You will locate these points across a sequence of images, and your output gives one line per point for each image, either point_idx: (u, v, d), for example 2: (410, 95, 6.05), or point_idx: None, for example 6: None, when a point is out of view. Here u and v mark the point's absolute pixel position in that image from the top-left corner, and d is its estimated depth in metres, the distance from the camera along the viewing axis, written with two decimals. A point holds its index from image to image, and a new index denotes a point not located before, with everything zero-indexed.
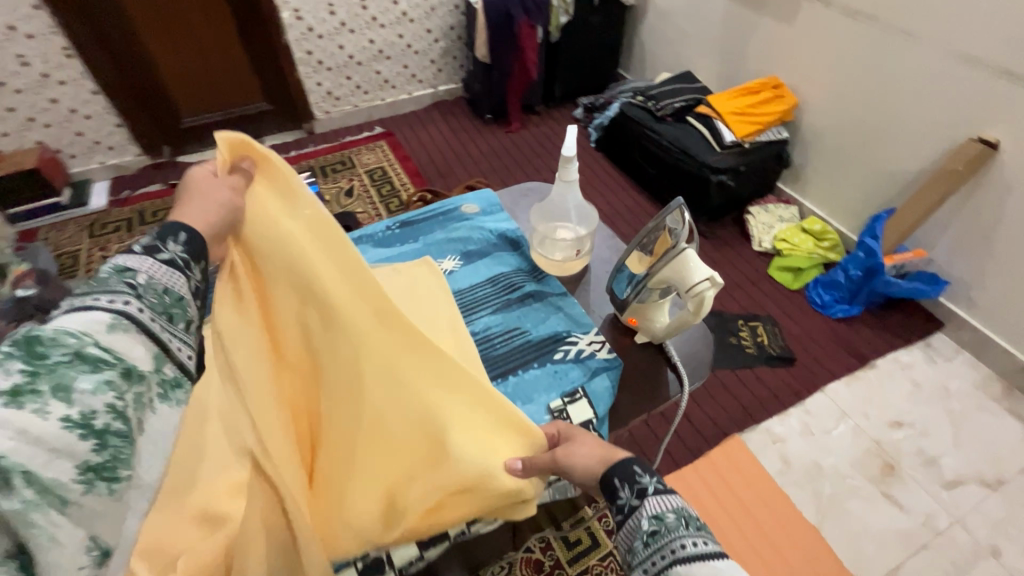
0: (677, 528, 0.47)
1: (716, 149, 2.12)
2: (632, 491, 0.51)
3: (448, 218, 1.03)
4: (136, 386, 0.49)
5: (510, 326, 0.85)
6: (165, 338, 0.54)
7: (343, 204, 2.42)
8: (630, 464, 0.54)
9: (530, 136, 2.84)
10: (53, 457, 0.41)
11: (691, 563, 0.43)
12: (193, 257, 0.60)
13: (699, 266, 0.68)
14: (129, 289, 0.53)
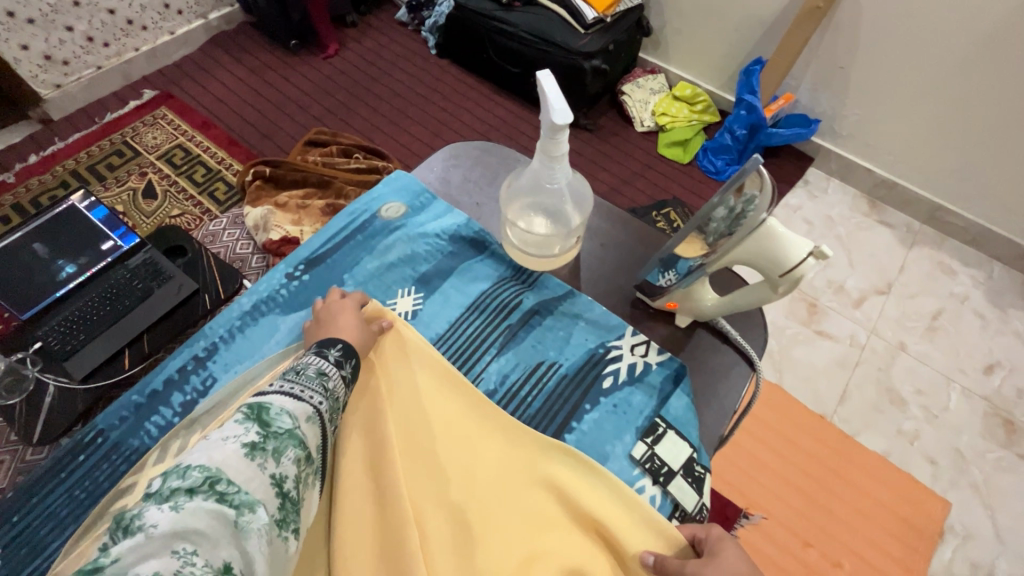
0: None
1: (580, 31, 1.89)
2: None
3: (372, 235, 0.84)
4: (308, 472, 0.57)
5: (533, 365, 0.74)
6: (326, 424, 0.62)
7: (147, 211, 1.80)
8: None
9: (355, 57, 2.31)
10: (262, 506, 0.50)
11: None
12: (352, 370, 0.67)
13: (790, 238, 0.55)
14: (315, 386, 0.62)
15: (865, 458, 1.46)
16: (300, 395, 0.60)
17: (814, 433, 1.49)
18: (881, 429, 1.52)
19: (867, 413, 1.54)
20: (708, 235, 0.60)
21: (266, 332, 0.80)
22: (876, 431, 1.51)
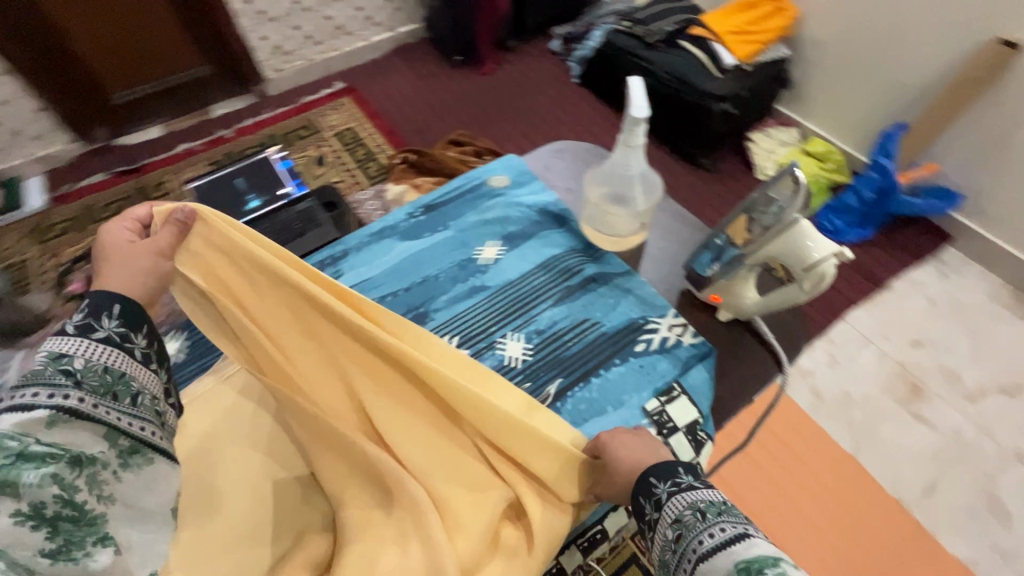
0: (693, 525, 0.51)
1: (715, 75, 1.98)
2: (654, 503, 0.56)
3: (476, 195, 0.90)
4: (92, 464, 0.57)
5: (579, 320, 0.76)
6: (109, 416, 0.61)
7: (315, 174, 2.20)
8: (668, 465, 0.59)
9: (507, 76, 2.61)
10: (16, 544, 0.49)
11: (711, 550, 0.47)
12: (130, 329, 0.68)
13: (818, 238, 0.62)
14: (68, 381, 0.60)
15: (941, 561, 1.32)
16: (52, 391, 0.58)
17: (884, 517, 1.38)
18: (969, 537, 1.35)
19: (955, 516, 1.38)
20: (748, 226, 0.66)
21: (379, 252, 0.84)
22: (962, 538, 1.35)
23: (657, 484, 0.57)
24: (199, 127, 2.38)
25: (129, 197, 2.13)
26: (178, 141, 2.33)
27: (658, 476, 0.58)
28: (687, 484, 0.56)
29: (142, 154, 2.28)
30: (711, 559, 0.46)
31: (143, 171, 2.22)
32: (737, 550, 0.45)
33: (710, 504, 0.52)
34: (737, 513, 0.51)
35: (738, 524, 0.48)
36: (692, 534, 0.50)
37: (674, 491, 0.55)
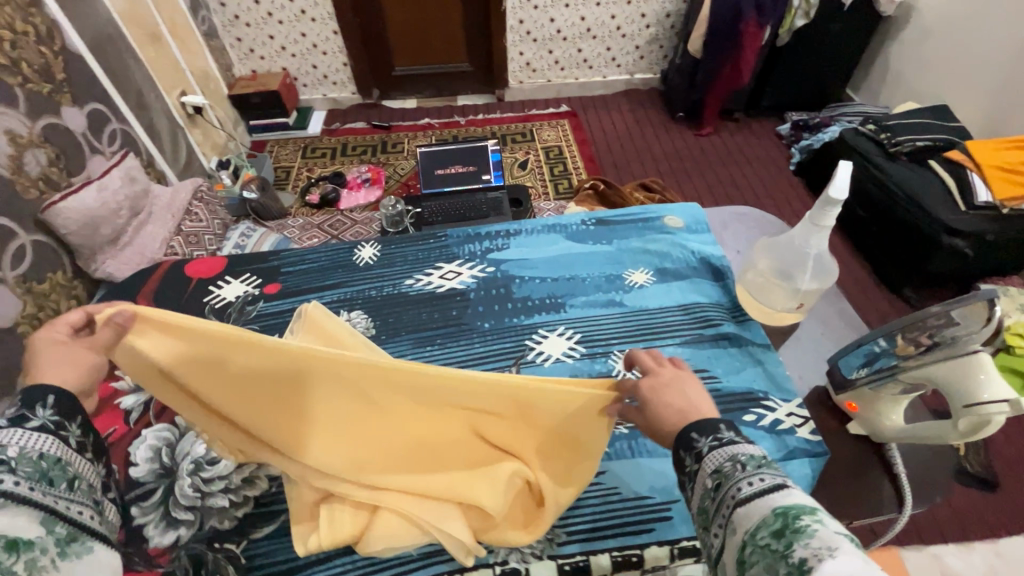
0: (733, 473, 0.49)
1: (960, 207, 1.74)
2: (694, 455, 0.53)
3: (647, 227, 0.96)
4: (26, 549, 0.47)
5: (698, 366, 0.76)
6: (49, 502, 0.51)
7: (514, 175, 2.45)
8: (705, 418, 0.55)
9: (721, 143, 2.61)
10: None
11: (748, 499, 0.46)
12: (66, 417, 0.57)
13: (990, 381, 0.63)
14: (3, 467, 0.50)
15: None
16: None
17: None
18: None
19: None
20: (918, 341, 0.67)
21: (544, 241, 0.94)
22: None
23: (698, 437, 0.54)
24: (442, 109, 2.83)
25: (372, 146, 2.62)
26: (423, 115, 2.79)
27: (701, 428, 0.54)
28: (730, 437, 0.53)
29: (394, 117, 2.79)
30: (748, 505, 0.45)
31: (390, 130, 2.71)
32: (772, 498, 0.44)
33: (753, 457, 0.50)
34: (776, 467, 0.49)
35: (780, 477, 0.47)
36: (731, 482, 0.48)
37: (718, 444, 0.52)
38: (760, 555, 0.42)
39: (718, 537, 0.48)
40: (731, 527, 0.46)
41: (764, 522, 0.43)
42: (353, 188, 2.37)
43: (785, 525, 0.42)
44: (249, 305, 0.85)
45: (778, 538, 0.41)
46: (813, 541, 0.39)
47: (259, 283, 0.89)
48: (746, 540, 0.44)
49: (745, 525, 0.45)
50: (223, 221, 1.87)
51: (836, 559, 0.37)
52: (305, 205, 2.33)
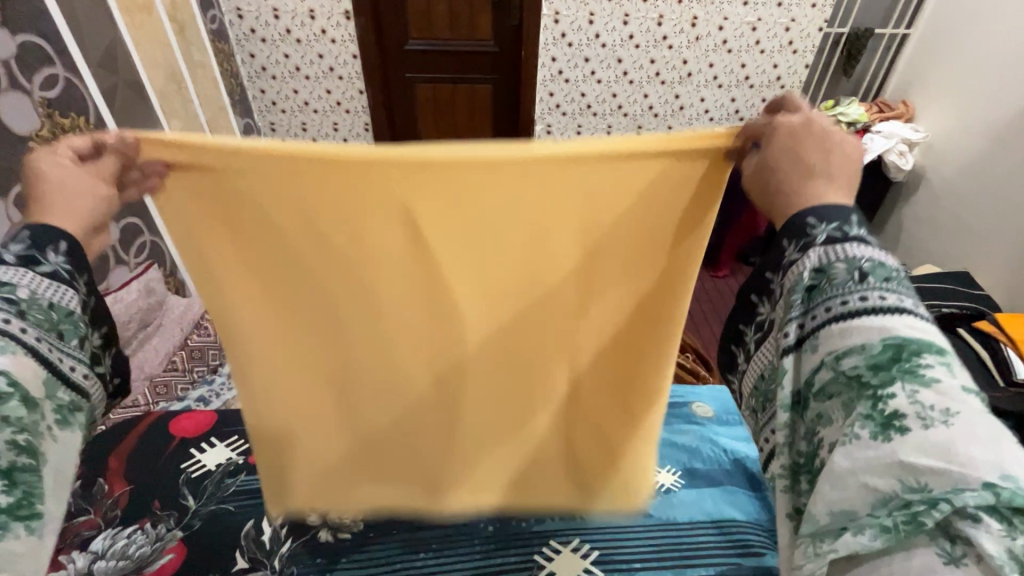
0: (845, 280, 0.49)
1: (999, 383, 1.64)
2: (801, 242, 0.52)
3: (673, 414, 0.90)
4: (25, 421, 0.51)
5: None
6: (50, 356, 0.55)
7: None
8: (835, 207, 0.52)
9: (738, 287, 2.62)
10: None
11: (851, 318, 0.48)
12: (75, 269, 0.59)
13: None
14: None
15: None
16: (93, 335, 0.62)
17: None
18: None
19: None
20: None
21: None
22: None
23: (818, 224, 0.51)
24: None
25: None
26: None
27: (823, 216, 0.51)
28: (854, 235, 0.50)
29: None
30: (850, 326, 0.48)
31: None
32: (883, 330, 0.46)
33: (877, 265, 0.49)
34: (897, 283, 0.49)
35: (897, 295, 0.48)
36: (843, 292, 0.49)
37: (835, 237, 0.50)
38: (849, 395, 0.47)
39: (797, 333, 0.51)
40: (813, 339, 0.50)
41: (855, 353, 0.47)
42: None
43: (894, 363, 0.45)
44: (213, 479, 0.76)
45: (875, 378, 0.46)
46: (926, 410, 0.43)
47: (246, 449, 0.81)
48: (829, 364, 0.49)
49: (835, 346, 0.48)
50: None
51: (951, 436, 0.42)
52: None
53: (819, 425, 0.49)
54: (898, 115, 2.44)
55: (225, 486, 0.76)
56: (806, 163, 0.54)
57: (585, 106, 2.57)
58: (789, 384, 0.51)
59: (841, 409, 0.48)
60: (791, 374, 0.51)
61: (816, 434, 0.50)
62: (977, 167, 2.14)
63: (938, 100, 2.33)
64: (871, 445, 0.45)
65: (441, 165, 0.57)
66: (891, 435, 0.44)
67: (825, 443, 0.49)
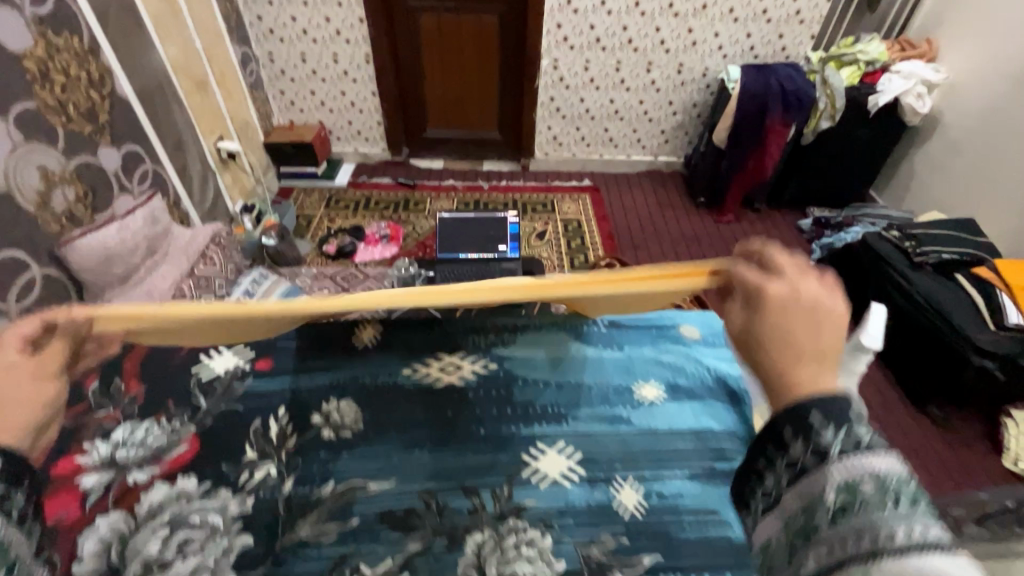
0: (878, 503, 0.39)
1: (989, 326, 1.69)
2: (815, 455, 0.44)
3: (662, 335, 0.92)
4: None
5: (708, 509, 0.74)
6: None
7: (530, 245, 2.44)
8: (838, 395, 0.46)
9: (742, 233, 2.61)
10: None
11: (897, 552, 0.36)
12: None
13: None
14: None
15: None
16: None
17: None
18: None
19: None
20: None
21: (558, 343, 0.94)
22: None
23: (826, 429, 0.44)
24: (468, 173, 2.89)
25: (396, 202, 2.67)
26: (448, 177, 2.85)
27: (828, 418, 0.45)
28: (870, 444, 0.43)
29: (420, 176, 2.86)
30: (885, 553, 0.36)
31: (414, 188, 2.76)
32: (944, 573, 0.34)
33: (903, 484, 0.40)
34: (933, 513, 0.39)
35: (934, 527, 0.37)
36: (868, 512, 0.39)
37: (849, 449, 0.43)
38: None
39: (821, 561, 0.40)
40: (851, 563, 0.38)
41: None
42: (371, 242, 2.39)
43: None
44: (237, 382, 0.84)
45: None
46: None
47: (251, 356, 0.88)
48: None
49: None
50: (236, 266, 1.87)
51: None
52: (321, 254, 2.35)
53: None
54: (921, 53, 2.33)
55: (234, 389, 0.83)
56: (794, 348, 0.51)
57: (594, 39, 2.48)
58: None
59: None
60: None
61: None
62: (996, 112, 2.07)
63: (964, 37, 2.22)
64: None
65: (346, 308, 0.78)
66: None
67: None
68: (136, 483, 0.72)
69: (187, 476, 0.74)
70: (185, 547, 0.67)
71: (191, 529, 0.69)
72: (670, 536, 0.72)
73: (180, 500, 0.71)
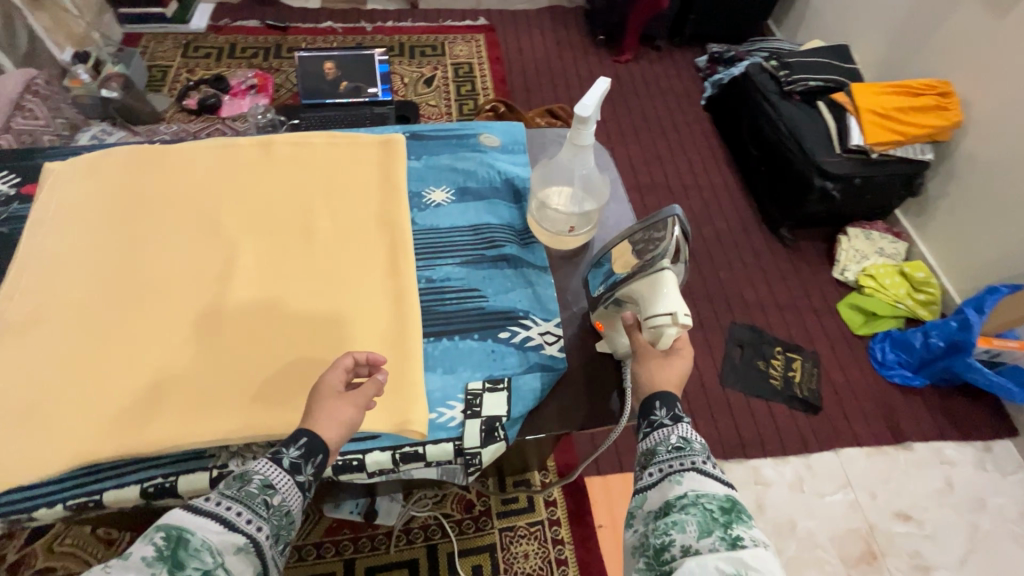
0: (699, 450, 0.54)
1: (835, 150, 1.81)
2: (668, 408, 0.58)
3: (461, 143, 0.92)
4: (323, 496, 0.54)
5: (470, 287, 0.76)
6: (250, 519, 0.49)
7: (417, 93, 2.30)
8: (671, 393, 0.59)
9: (638, 73, 2.55)
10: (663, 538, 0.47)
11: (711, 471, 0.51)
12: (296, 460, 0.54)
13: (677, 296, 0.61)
14: (263, 513, 0.50)
15: None
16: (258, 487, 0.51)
17: None
18: None
19: None
20: (851, 256, 1.92)
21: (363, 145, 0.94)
22: None
23: (662, 404, 0.59)
24: (348, 13, 2.58)
25: (265, 49, 2.39)
26: (325, 18, 2.54)
27: (665, 401, 0.59)
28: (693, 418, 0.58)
29: (293, 18, 2.53)
30: (707, 476, 0.51)
31: (285, 32, 2.46)
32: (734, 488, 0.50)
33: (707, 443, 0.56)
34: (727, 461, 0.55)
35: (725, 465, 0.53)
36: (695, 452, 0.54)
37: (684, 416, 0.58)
38: (701, 514, 0.47)
39: (658, 473, 0.53)
40: (677, 475, 0.52)
41: (714, 496, 0.49)
42: (237, 95, 2.16)
43: (732, 507, 0.48)
44: (1, 207, 0.77)
45: (723, 511, 0.48)
46: (750, 531, 0.46)
47: (18, 182, 0.80)
48: (689, 495, 0.49)
49: (697, 486, 0.50)
50: (69, 120, 1.68)
51: (767, 554, 0.44)
52: (181, 109, 2.13)
53: (672, 530, 0.47)
54: None
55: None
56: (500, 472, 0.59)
57: None
58: (657, 505, 0.51)
59: (694, 522, 0.47)
60: (651, 500, 0.52)
61: (666, 540, 0.47)
62: None
63: None
64: (709, 549, 0.44)
65: (108, 444, 0.60)
66: (736, 547, 0.44)
67: (669, 552, 0.46)
68: None
69: None
70: None
71: None
72: (426, 309, 0.74)
73: None
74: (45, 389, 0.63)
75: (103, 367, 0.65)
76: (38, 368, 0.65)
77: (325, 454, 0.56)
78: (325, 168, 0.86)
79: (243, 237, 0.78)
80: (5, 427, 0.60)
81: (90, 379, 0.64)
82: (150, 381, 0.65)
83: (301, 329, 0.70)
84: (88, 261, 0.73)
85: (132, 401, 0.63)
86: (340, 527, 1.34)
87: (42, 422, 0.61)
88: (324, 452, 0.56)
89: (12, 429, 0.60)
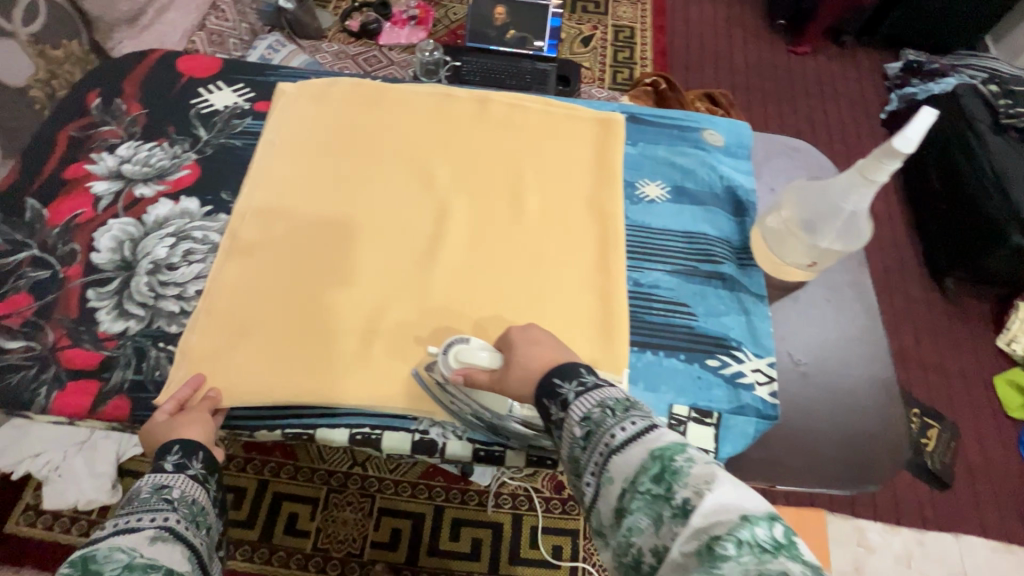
0: (604, 421, 0.48)
1: None
2: (558, 404, 0.52)
3: (682, 136, 0.85)
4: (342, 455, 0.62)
5: (679, 301, 0.71)
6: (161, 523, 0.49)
7: (572, 51, 2.18)
8: (568, 366, 0.54)
9: (814, 69, 2.28)
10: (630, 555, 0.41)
11: (627, 441, 0.45)
12: (184, 456, 0.55)
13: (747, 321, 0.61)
14: (168, 506, 0.51)
15: None
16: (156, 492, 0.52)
17: None
18: None
19: None
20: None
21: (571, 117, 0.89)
22: None
23: (563, 384, 0.53)
24: None
25: None
26: None
27: (564, 376, 0.54)
28: (594, 382, 0.52)
29: None
30: (625, 451, 0.45)
31: None
32: (655, 439, 0.44)
33: (620, 399, 0.50)
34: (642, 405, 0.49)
35: (643, 418, 0.47)
36: (603, 429, 0.47)
37: (582, 391, 0.52)
38: (644, 503, 0.41)
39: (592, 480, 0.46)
40: (608, 473, 0.45)
41: (646, 471, 0.43)
42: (397, 23, 2.14)
43: (663, 468, 0.42)
44: (237, 120, 0.79)
45: (658, 482, 0.42)
46: (691, 478, 0.40)
47: (251, 97, 0.82)
48: (626, 486, 0.43)
49: (625, 470, 0.44)
50: (250, 27, 1.73)
51: (715, 493, 0.39)
52: (343, 29, 2.14)
53: (633, 534, 0.41)
54: None
55: (233, 126, 0.79)
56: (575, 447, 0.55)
57: None
58: (608, 514, 0.44)
59: (646, 516, 0.41)
60: (600, 511, 0.45)
61: (641, 555, 0.40)
62: None
63: None
64: (672, 539, 0.39)
65: (324, 383, 0.62)
66: (688, 518, 0.39)
67: (643, 562, 0.40)
68: (143, 197, 0.72)
69: (190, 197, 0.73)
70: (189, 255, 0.68)
71: (194, 243, 0.70)
72: (633, 315, 0.69)
73: (184, 218, 0.71)
74: (270, 314, 0.66)
75: (320, 305, 0.67)
76: (264, 291, 0.67)
77: (207, 449, 0.57)
78: (538, 135, 0.82)
79: (454, 197, 0.76)
80: (237, 345, 0.63)
81: (308, 313, 0.66)
82: (362, 328, 0.66)
83: (506, 306, 0.68)
84: (312, 192, 0.74)
85: (347, 346, 0.65)
86: (436, 474, 1.39)
87: (267, 346, 0.64)
88: (205, 448, 0.57)
89: (241, 348, 0.63)
